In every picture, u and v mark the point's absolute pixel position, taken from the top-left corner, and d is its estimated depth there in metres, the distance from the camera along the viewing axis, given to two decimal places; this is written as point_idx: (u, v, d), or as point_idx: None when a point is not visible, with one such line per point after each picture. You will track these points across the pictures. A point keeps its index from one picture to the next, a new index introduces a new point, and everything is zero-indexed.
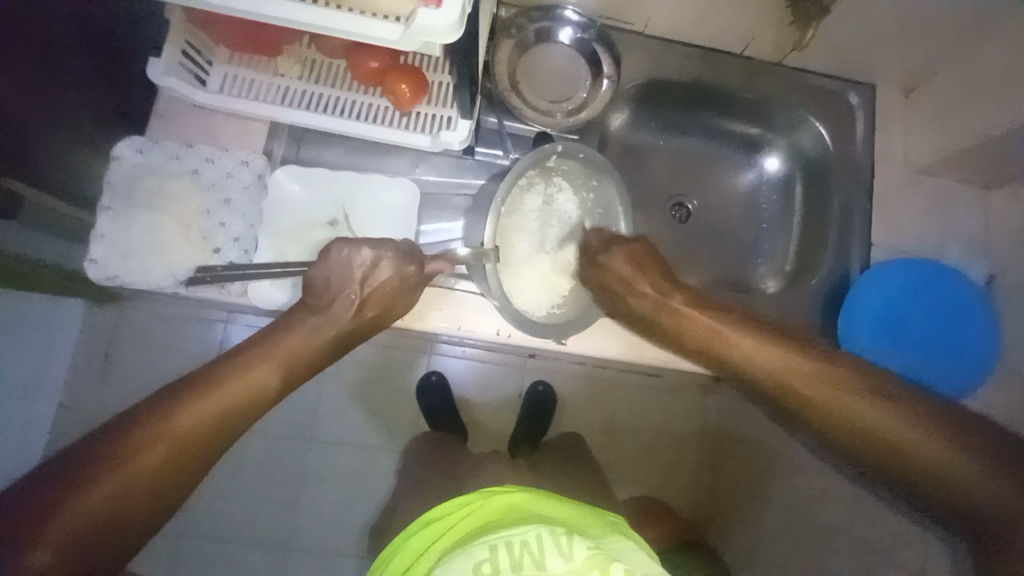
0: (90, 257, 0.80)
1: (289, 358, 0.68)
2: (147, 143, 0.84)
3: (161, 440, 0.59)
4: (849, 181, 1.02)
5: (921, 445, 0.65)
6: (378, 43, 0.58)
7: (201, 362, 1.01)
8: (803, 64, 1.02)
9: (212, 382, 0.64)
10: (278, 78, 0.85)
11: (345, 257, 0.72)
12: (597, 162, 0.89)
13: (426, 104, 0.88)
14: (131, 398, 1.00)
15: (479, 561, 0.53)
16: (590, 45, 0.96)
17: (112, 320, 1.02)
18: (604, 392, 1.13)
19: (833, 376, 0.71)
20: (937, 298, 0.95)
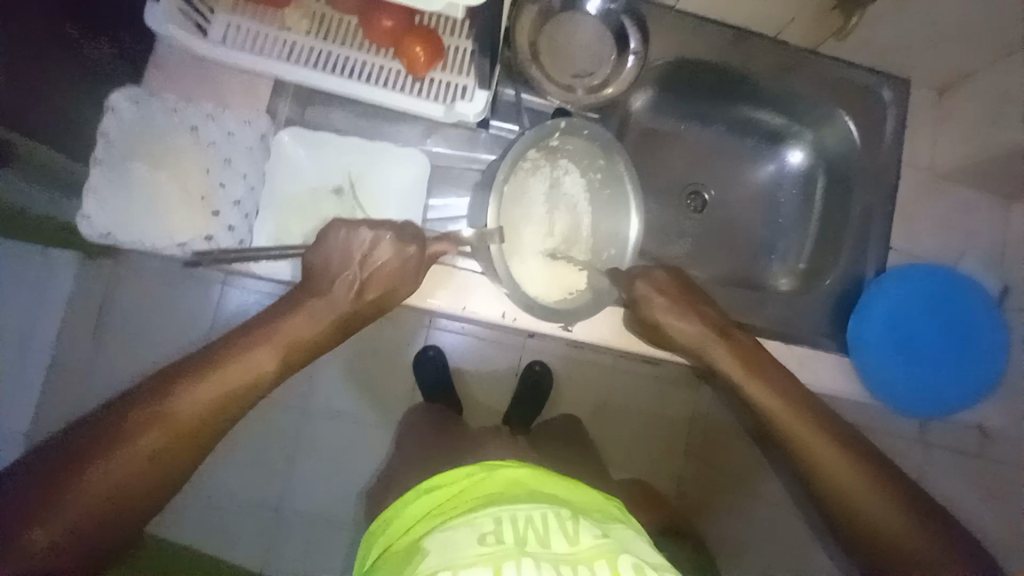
0: (82, 213, 0.76)
1: (288, 341, 0.67)
2: (143, 95, 0.79)
3: (160, 425, 0.59)
4: (874, 181, 0.98)
5: (868, 501, 0.74)
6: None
7: (194, 327, 0.97)
8: (838, 53, 0.97)
9: (211, 367, 0.63)
10: (285, 31, 0.80)
11: (343, 240, 0.70)
12: (601, 138, 0.84)
13: (441, 71, 0.83)
14: (118, 360, 0.96)
15: (484, 532, 0.52)
16: (618, 17, 0.91)
17: (104, 277, 0.96)
18: (600, 376, 1.12)
19: (824, 419, 0.79)
20: (943, 305, 0.93)
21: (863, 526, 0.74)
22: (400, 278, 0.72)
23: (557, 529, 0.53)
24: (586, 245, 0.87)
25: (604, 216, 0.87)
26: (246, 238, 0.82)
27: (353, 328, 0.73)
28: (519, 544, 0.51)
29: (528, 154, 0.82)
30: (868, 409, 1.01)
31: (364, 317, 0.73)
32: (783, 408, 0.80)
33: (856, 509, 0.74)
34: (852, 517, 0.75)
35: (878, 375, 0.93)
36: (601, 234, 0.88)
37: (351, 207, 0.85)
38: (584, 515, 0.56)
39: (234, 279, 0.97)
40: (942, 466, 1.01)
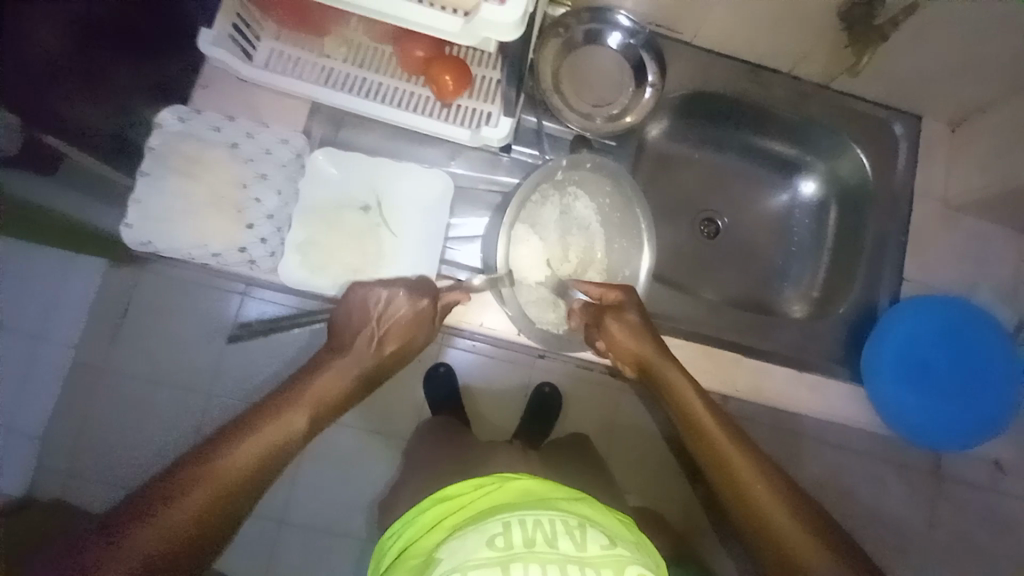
0: (125, 221, 0.80)
1: (321, 396, 0.71)
2: (189, 112, 0.84)
3: (206, 481, 0.59)
4: (886, 213, 1.01)
5: (795, 536, 0.65)
6: (439, 36, 0.58)
7: (215, 331, 1.00)
8: (850, 89, 1.01)
9: (253, 423, 0.65)
10: (322, 59, 0.86)
11: (362, 297, 0.79)
12: (609, 165, 0.88)
13: (468, 98, 0.87)
14: (136, 362, 0.99)
15: (493, 535, 0.54)
16: (637, 51, 0.95)
17: (129, 282, 0.99)
18: (607, 394, 1.12)
19: (758, 453, 0.72)
20: (954, 338, 0.93)
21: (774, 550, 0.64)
22: (414, 329, 0.78)
23: (564, 534, 0.54)
24: (601, 265, 0.91)
25: (617, 238, 0.91)
26: (276, 251, 0.84)
27: (377, 379, 0.78)
28: (528, 547, 0.52)
29: (537, 186, 0.87)
30: (881, 439, 1.00)
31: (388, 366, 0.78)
32: (708, 421, 0.75)
33: (772, 536, 0.65)
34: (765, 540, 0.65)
35: (891, 404, 0.92)
36: (616, 254, 0.91)
37: (377, 223, 0.88)
38: (592, 523, 0.56)
39: (254, 290, 1.00)
40: (959, 503, 0.99)
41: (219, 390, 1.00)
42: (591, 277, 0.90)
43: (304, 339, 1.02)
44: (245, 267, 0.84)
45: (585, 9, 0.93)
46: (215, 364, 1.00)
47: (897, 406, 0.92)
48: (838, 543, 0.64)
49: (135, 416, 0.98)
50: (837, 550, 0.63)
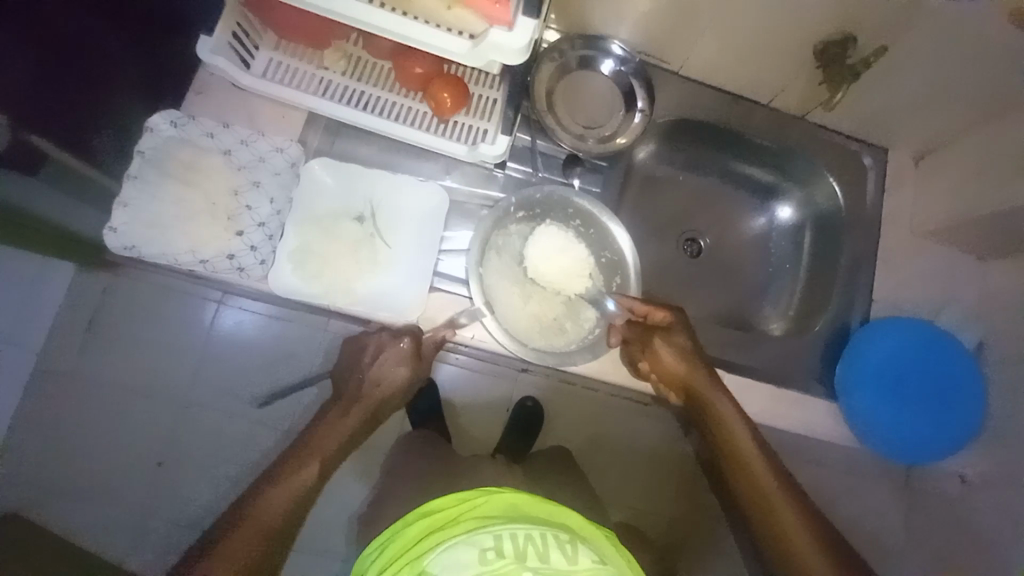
0: (111, 225, 0.78)
1: (324, 443, 0.75)
2: (182, 117, 0.83)
3: (247, 526, 0.66)
4: (857, 237, 1.06)
5: (805, 545, 0.76)
6: (445, 55, 0.60)
7: (187, 340, 0.97)
8: (824, 121, 1.07)
9: (280, 471, 0.72)
10: (321, 70, 0.87)
11: (352, 349, 0.84)
12: (564, 189, 0.92)
13: (465, 115, 0.90)
14: (104, 371, 0.95)
15: (484, 547, 0.55)
16: (628, 78, 0.99)
17: (101, 287, 0.96)
18: (590, 412, 1.12)
19: (781, 471, 0.82)
20: (915, 356, 0.99)
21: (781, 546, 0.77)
22: (399, 368, 0.80)
23: (556, 547, 0.57)
24: (595, 281, 0.92)
25: (603, 252, 0.93)
26: (268, 259, 0.82)
27: (377, 415, 0.80)
28: (519, 559, 0.55)
29: (505, 225, 0.91)
30: (852, 453, 1.05)
31: (381, 401, 0.80)
32: (743, 441, 0.84)
33: (782, 535, 0.77)
34: (775, 538, 0.78)
35: (865, 424, 0.98)
36: (602, 268, 0.93)
37: (371, 234, 0.87)
38: (582, 539, 0.59)
39: (232, 298, 0.98)
40: (924, 513, 1.03)
41: (199, 401, 0.97)
42: (592, 295, 0.90)
43: (279, 351, 0.99)
44: (234, 275, 0.82)
45: (579, 36, 0.98)
46: (194, 374, 0.97)
47: (872, 431, 0.97)
48: (841, 550, 0.75)
49: (106, 427, 0.94)
50: (841, 556, 0.74)
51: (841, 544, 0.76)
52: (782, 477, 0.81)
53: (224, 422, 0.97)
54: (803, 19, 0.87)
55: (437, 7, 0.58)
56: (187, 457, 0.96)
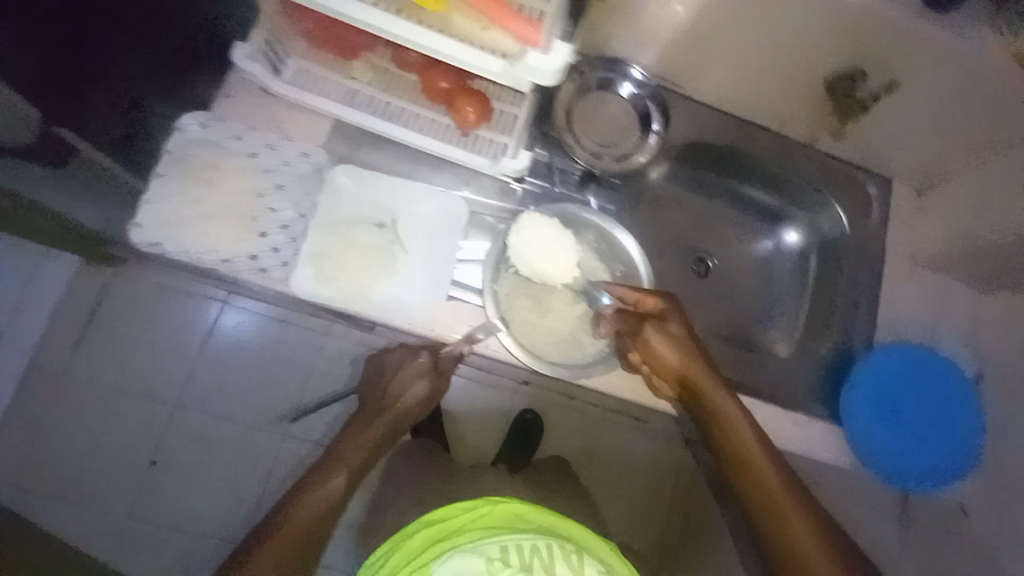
0: (137, 222, 0.79)
1: (349, 455, 0.75)
2: (211, 119, 0.85)
3: (274, 540, 0.66)
4: (861, 263, 1.08)
5: (814, 552, 0.73)
6: (479, 73, 0.62)
7: (182, 339, 0.98)
8: (830, 150, 1.10)
9: (306, 484, 0.72)
10: (347, 80, 0.89)
11: (376, 364, 0.85)
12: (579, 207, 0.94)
13: (487, 129, 0.92)
14: (101, 368, 0.96)
15: (491, 558, 0.57)
16: (644, 101, 1.03)
17: (101, 284, 0.97)
18: (587, 428, 1.12)
19: (787, 473, 0.79)
20: (917, 384, 1.01)
21: (787, 546, 0.75)
22: (419, 381, 0.81)
23: (561, 559, 0.58)
24: None
25: (617, 265, 0.94)
26: (289, 261, 0.83)
27: (401, 426, 0.81)
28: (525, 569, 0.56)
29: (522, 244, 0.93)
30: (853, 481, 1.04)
31: (404, 411, 0.80)
32: (749, 442, 0.80)
33: (788, 537, 0.75)
34: (781, 539, 0.75)
35: (874, 454, 0.99)
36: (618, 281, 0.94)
37: (391, 241, 0.88)
38: (587, 549, 0.60)
39: (231, 300, 0.99)
40: (920, 540, 1.04)
41: (197, 397, 0.97)
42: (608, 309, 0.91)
43: (274, 354, 1.00)
44: (253, 275, 0.82)
45: (599, 58, 1.01)
46: (191, 371, 0.98)
47: (881, 460, 0.98)
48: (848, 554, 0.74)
49: (104, 419, 0.95)
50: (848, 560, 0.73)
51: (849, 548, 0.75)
52: (789, 480, 0.79)
53: (221, 421, 0.98)
54: (817, 54, 0.90)
55: (473, 28, 0.61)
56: (181, 456, 0.96)
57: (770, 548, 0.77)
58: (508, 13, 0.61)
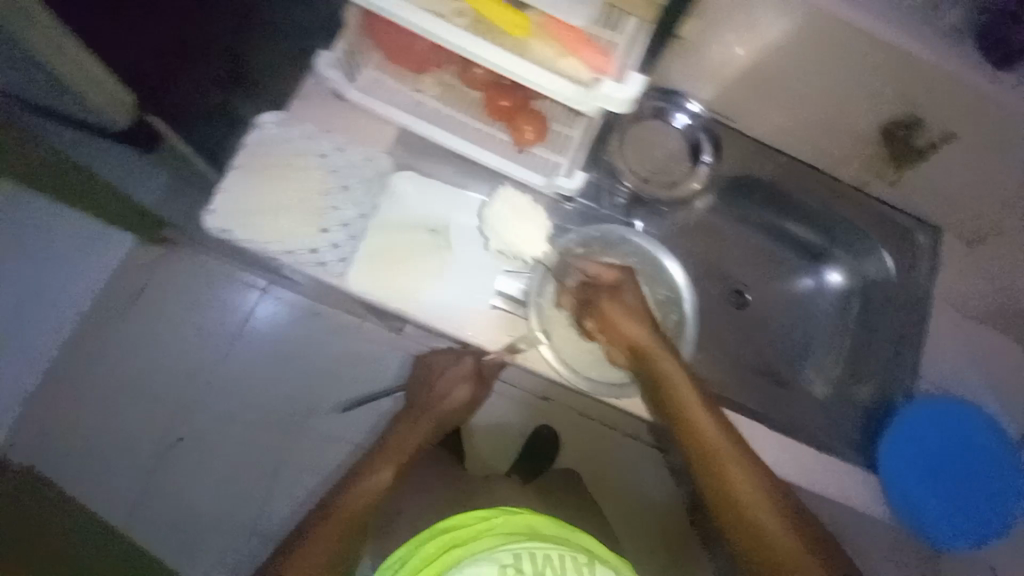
0: (211, 208, 0.84)
1: (399, 449, 0.88)
2: (288, 119, 0.90)
3: (336, 519, 0.78)
4: (903, 312, 1.05)
5: (759, 505, 0.81)
6: (558, 97, 0.64)
7: (236, 310, 1.38)
8: (880, 195, 1.09)
9: (361, 474, 0.85)
10: (415, 92, 0.93)
11: (426, 368, 0.98)
12: (623, 229, 0.95)
13: (542, 148, 0.95)
14: (190, 326, 1.37)
15: (504, 565, 0.64)
16: (697, 133, 1.05)
17: (154, 256, 1.39)
18: (597, 446, 1.22)
19: (735, 439, 0.85)
20: (956, 442, 0.99)
21: (737, 506, 0.82)
22: (463, 384, 0.92)
23: (572, 569, 0.65)
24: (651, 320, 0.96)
25: (661, 290, 0.95)
26: (347, 257, 0.87)
27: (442, 425, 0.93)
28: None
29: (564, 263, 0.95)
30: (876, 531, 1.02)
31: (446, 413, 0.93)
32: (701, 415, 0.84)
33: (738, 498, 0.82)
34: (730, 499, 0.82)
35: (915, 514, 0.96)
36: (662, 305, 0.95)
37: (442, 247, 0.91)
38: (597, 560, 0.68)
39: (270, 289, 1.39)
40: None
41: (238, 357, 1.37)
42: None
43: (309, 331, 1.38)
44: (313, 267, 0.86)
45: (656, 89, 1.04)
46: (235, 338, 1.37)
47: (921, 520, 0.96)
48: (788, 505, 0.82)
49: (182, 365, 1.36)
50: (787, 509, 0.82)
51: (790, 502, 0.83)
52: (737, 445, 0.84)
53: (289, 380, 1.37)
54: (874, 101, 0.91)
55: (550, 55, 0.64)
56: (254, 399, 1.36)
57: (721, 508, 0.84)
58: (582, 44, 0.64)
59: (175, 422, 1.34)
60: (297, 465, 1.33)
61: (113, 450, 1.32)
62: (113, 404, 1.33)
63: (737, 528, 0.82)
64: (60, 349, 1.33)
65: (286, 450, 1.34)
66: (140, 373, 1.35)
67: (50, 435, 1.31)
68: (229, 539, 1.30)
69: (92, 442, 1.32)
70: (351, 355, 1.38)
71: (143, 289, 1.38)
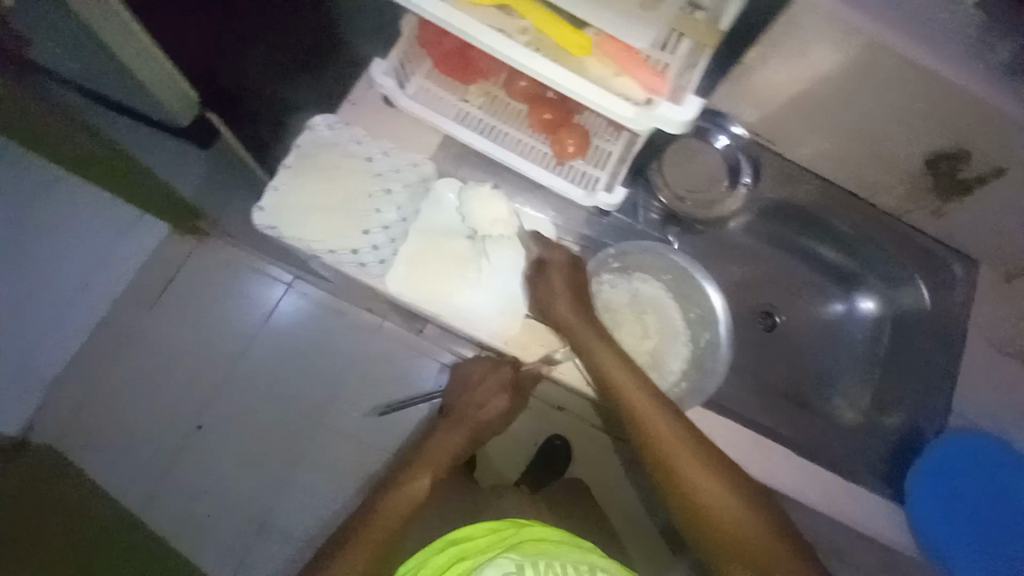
0: (260, 204, 0.87)
1: (437, 456, 0.86)
2: (338, 122, 0.92)
3: (373, 527, 0.76)
4: (937, 343, 1.03)
5: (718, 502, 0.77)
6: (613, 115, 0.66)
7: (264, 304, 1.41)
8: (918, 224, 1.08)
9: (396, 482, 0.82)
10: (461, 101, 0.95)
11: (461, 375, 0.97)
12: (661, 247, 0.95)
13: (582, 162, 0.96)
14: (218, 316, 1.40)
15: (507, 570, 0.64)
16: (736, 154, 1.06)
17: (188, 246, 1.43)
18: (606, 458, 1.26)
19: (689, 432, 0.80)
20: (984, 476, 0.98)
21: (696, 504, 0.77)
22: (501, 393, 0.90)
23: None
24: (684, 337, 0.96)
25: (692, 309, 0.96)
26: (386, 260, 0.89)
27: (479, 434, 0.91)
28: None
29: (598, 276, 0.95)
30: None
31: (483, 421, 0.90)
32: (649, 410, 0.80)
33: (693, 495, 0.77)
34: (687, 497, 0.78)
35: (945, 551, 0.94)
36: (693, 323, 0.96)
37: (480, 254, 0.92)
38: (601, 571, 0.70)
39: (297, 284, 1.43)
40: None
41: (260, 349, 1.40)
42: (677, 350, 0.95)
43: (334, 328, 1.41)
44: (354, 268, 0.88)
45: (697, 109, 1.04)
46: (258, 330, 1.40)
47: (951, 558, 0.94)
48: (753, 501, 0.77)
49: (207, 352, 1.39)
50: (751, 504, 0.76)
51: (756, 496, 0.78)
52: (691, 438, 0.79)
53: (313, 375, 1.39)
54: (915, 130, 0.90)
55: (607, 75, 0.66)
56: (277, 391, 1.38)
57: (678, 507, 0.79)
58: (637, 63, 0.65)
59: (199, 410, 1.36)
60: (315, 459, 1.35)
61: (137, 435, 1.34)
62: (141, 390, 1.37)
63: (696, 527, 0.78)
64: (97, 333, 1.38)
65: (306, 444, 1.35)
66: (169, 360, 1.38)
67: (80, 416, 1.34)
68: (243, 531, 1.31)
69: (118, 426, 1.34)
70: (376, 354, 1.40)
71: (175, 276, 1.41)
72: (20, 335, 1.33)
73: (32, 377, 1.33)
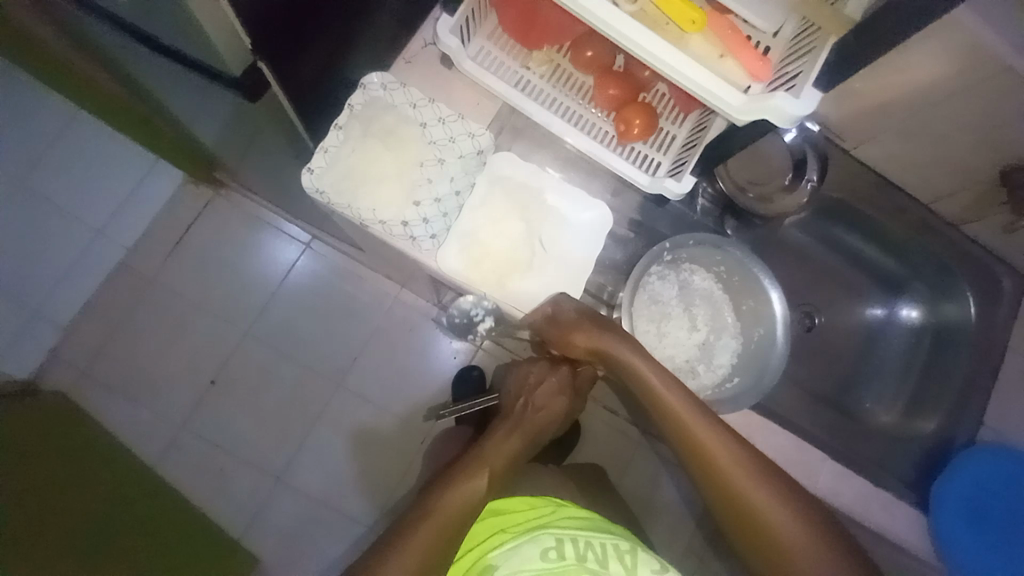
0: (309, 166, 0.81)
1: (491, 456, 0.84)
2: (394, 83, 0.86)
3: (430, 520, 0.75)
4: (975, 357, 1.04)
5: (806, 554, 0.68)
6: (721, 108, 0.62)
7: (280, 265, 1.36)
8: (976, 236, 1.05)
9: (450, 481, 0.80)
10: (522, 67, 0.88)
11: (520, 378, 0.94)
12: (719, 239, 0.92)
13: (644, 143, 0.91)
14: (232, 272, 1.35)
15: (547, 547, 0.70)
16: (804, 151, 1.03)
17: (205, 196, 1.36)
18: (622, 441, 1.26)
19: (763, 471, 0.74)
20: (1005, 489, 1.01)
21: (778, 554, 0.69)
22: (558, 396, 0.91)
23: (615, 557, 0.71)
24: (733, 330, 0.95)
25: (745, 301, 0.95)
26: (438, 235, 0.85)
27: (536, 437, 0.90)
28: (579, 561, 0.70)
29: (649, 269, 0.92)
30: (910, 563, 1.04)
31: (540, 425, 0.90)
32: (716, 451, 0.75)
33: (775, 543, 0.69)
34: (767, 544, 0.70)
35: (958, 558, 0.99)
36: (744, 316, 0.95)
37: (532, 238, 0.88)
38: (640, 552, 0.74)
39: (314, 245, 1.37)
40: None
41: (278, 308, 1.35)
42: (726, 343, 0.94)
43: (354, 291, 1.37)
44: (404, 240, 0.83)
45: None
46: (276, 289, 1.35)
47: (965, 565, 0.99)
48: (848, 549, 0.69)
49: (223, 308, 1.34)
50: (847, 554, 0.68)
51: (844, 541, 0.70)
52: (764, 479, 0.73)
53: (333, 340, 1.35)
54: (993, 143, 0.87)
55: (712, 55, 0.61)
56: (296, 354, 1.34)
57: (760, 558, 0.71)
58: (744, 45, 0.61)
59: (215, 365, 1.33)
60: (329, 424, 1.32)
61: (153, 386, 1.31)
62: (153, 341, 1.32)
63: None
64: (111, 279, 1.33)
65: (324, 407, 1.33)
66: (184, 314, 1.33)
67: (92, 363, 1.30)
68: (258, 485, 1.29)
69: (134, 374, 1.31)
70: (399, 324, 1.36)
71: (190, 226, 1.35)
72: (36, 275, 1.30)
73: (43, 320, 1.29)
